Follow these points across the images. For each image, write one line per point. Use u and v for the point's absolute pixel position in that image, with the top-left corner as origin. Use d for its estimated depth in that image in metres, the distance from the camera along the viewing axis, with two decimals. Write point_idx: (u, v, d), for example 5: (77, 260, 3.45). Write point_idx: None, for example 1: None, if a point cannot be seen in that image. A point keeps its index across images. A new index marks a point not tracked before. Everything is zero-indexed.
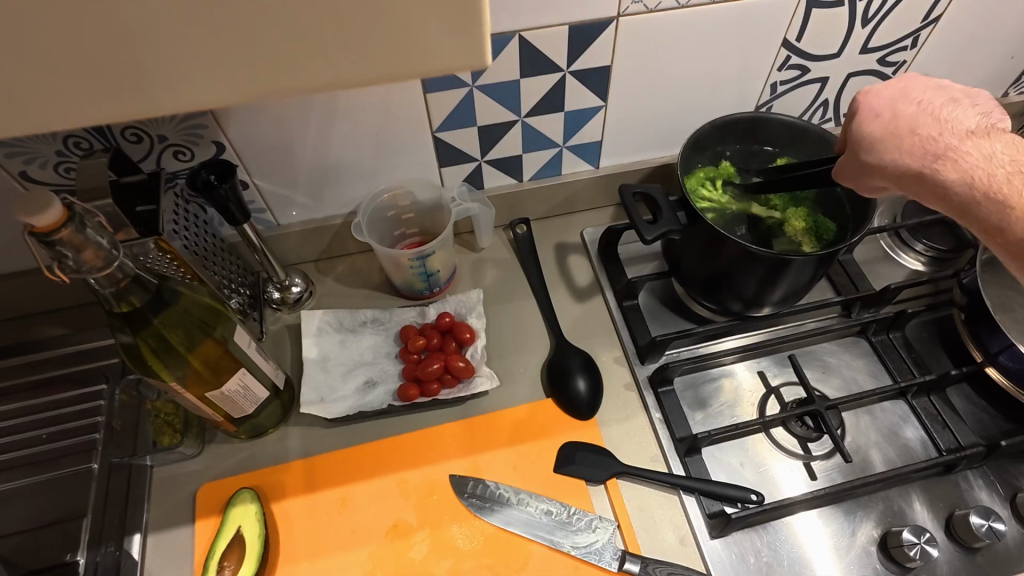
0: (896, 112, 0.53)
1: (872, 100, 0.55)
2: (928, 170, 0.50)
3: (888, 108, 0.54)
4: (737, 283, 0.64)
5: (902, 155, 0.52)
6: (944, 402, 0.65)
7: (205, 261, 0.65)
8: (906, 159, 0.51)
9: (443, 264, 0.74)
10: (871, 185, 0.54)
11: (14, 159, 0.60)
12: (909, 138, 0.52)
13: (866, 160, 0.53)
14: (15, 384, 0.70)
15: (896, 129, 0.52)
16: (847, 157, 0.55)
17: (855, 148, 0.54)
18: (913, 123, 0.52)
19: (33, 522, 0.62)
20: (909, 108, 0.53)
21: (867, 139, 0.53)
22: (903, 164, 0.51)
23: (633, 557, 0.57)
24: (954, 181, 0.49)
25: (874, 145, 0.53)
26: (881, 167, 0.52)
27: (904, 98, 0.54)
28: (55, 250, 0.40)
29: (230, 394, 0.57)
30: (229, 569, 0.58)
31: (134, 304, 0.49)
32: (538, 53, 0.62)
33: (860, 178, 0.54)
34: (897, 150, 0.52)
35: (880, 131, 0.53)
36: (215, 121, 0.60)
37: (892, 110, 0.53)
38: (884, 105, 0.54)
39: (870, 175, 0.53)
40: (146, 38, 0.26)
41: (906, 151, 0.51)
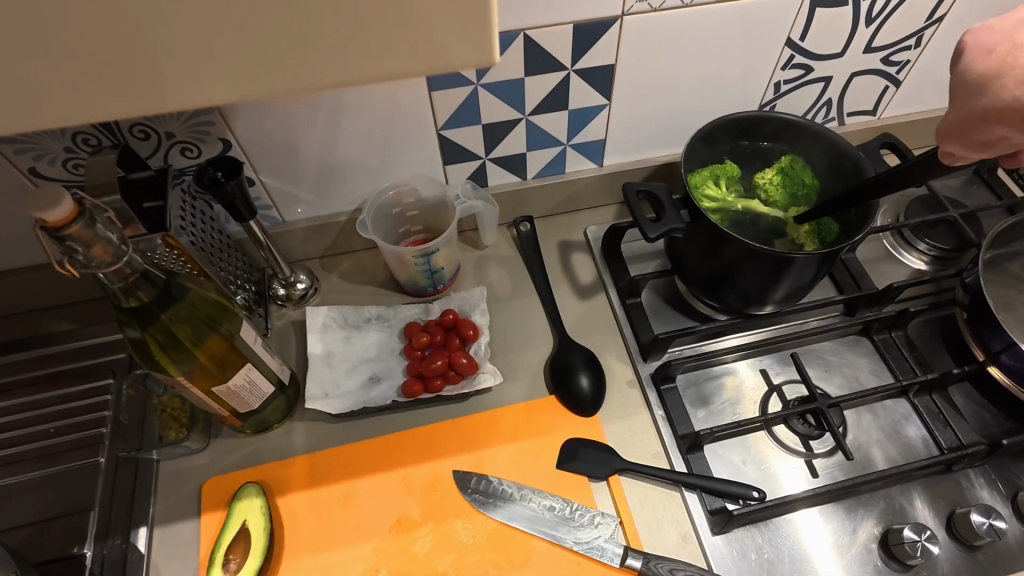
0: (1014, 46, 0.44)
1: (978, 41, 0.46)
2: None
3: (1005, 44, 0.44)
4: (741, 281, 0.64)
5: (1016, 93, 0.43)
6: (946, 401, 0.65)
7: (212, 257, 0.66)
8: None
9: (447, 261, 0.74)
10: (982, 136, 0.46)
11: (24, 156, 0.60)
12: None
13: (971, 109, 0.45)
14: (23, 378, 0.71)
15: (1013, 65, 0.44)
16: (953, 110, 0.47)
17: (960, 100, 0.46)
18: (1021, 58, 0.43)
19: (39, 515, 0.63)
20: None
21: (979, 82, 0.45)
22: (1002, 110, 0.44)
23: (636, 553, 0.57)
24: None
25: (974, 93, 0.45)
26: (991, 113, 0.44)
27: (1022, 30, 0.44)
28: (65, 245, 0.41)
29: (236, 388, 0.58)
30: (234, 562, 0.59)
31: (142, 298, 0.50)
32: (543, 51, 0.63)
33: (961, 131, 0.46)
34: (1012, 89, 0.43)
35: (987, 72, 0.44)
36: (222, 118, 0.61)
37: (1009, 43, 0.44)
38: (998, 41, 0.45)
39: (979, 124, 0.45)
40: (153, 34, 0.27)
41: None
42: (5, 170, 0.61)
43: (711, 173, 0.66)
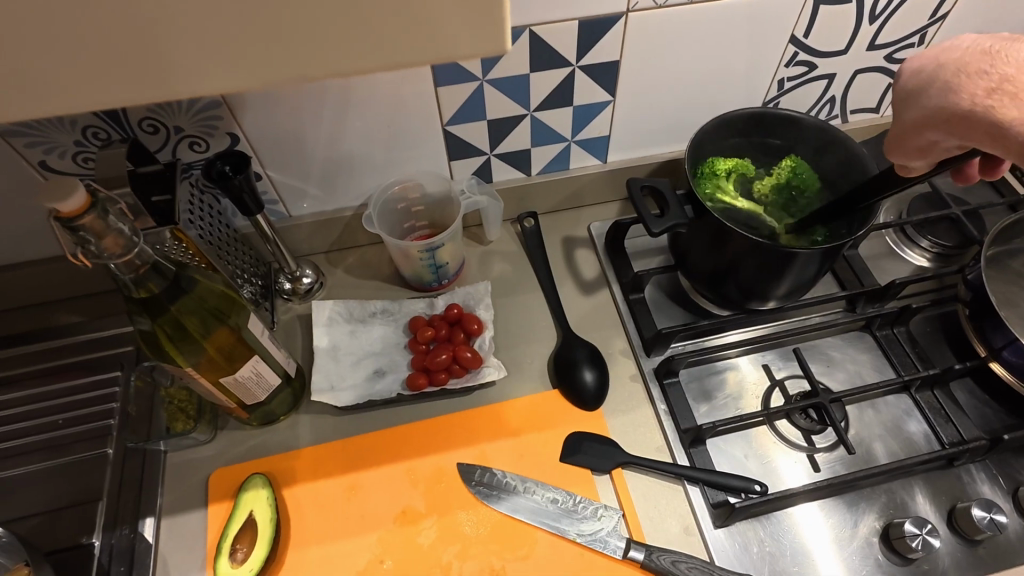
0: (940, 62, 0.48)
1: (916, 62, 0.51)
2: (965, 106, 0.44)
3: (932, 62, 0.49)
4: (744, 277, 0.64)
5: (936, 100, 0.47)
6: (947, 396, 0.66)
7: (219, 251, 0.67)
8: (944, 100, 0.46)
9: (452, 256, 0.75)
10: (917, 142, 0.50)
11: (34, 149, 0.61)
12: (944, 82, 0.47)
13: (907, 120, 0.50)
14: (32, 370, 0.72)
15: (937, 78, 0.48)
16: (897, 123, 0.52)
17: (899, 113, 0.52)
18: (948, 68, 0.47)
19: (48, 505, 0.63)
20: (957, 55, 0.47)
21: (912, 96, 0.50)
22: (927, 116, 0.48)
23: (638, 545, 0.58)
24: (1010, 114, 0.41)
25: (904, 106, 0.51)
26: (920, 120, 0.49)
27: (954, 47, 0.48)
28: (78, 235, 0.41)
29: (243, 380, 0.59)
30: (241, 552, 0.59)
31: (152, 289, 0.50)
32: (549, 47, 0.63)
33: (902, 140, 0.51)
34: (934, 97, 0.47)
35: (919, 86, 0.49)
36: (230, 112, 0.61)
37: (941, 59, 0.48)
38: (931, 58, 0.49)
39: (914, 132, 0.50)
40: (164, 19, 0.27)
41: (943, 94, 0.47)
42: (16, 163, 0.62)
43: (715, 165, 0.66)
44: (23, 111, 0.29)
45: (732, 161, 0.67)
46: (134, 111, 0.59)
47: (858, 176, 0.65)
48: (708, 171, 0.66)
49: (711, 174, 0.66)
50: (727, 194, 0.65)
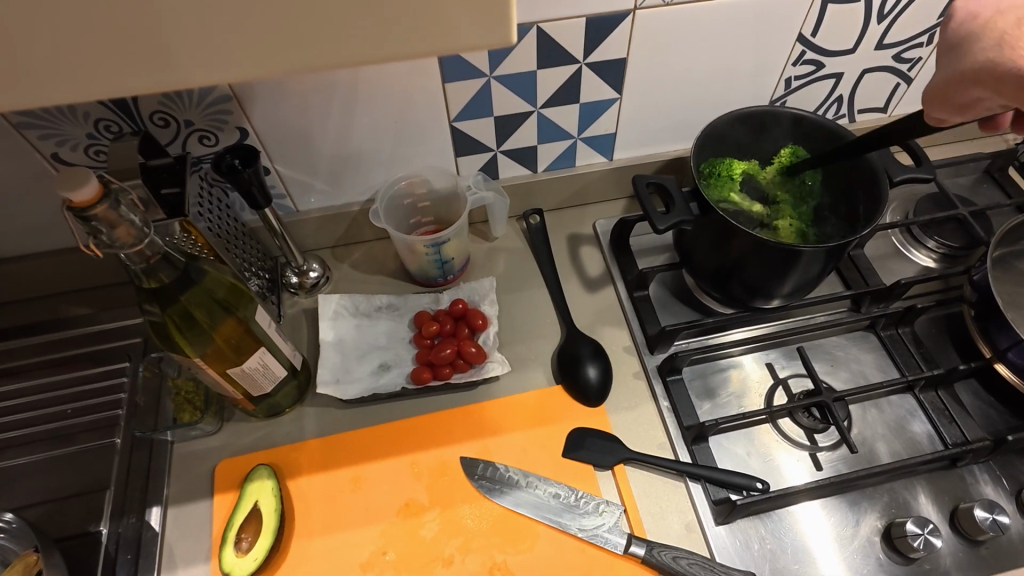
0: (1000, 13, 0.47)
1: (975, 8, 0.48)
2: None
3: (994, 12, 0.47)
4: (748, 275, 0.64)
5: (992, 54, 0.46)
6: (952, 397, 0.65)
7: (227, 244, 0.67)
8: (999, 58, 0.45)
9: (458, 251, 0.75)
10: (962, 99, 0.48)
11: (47, 141, 0.62)
12: (1005, 36, 0.45)
13: (956, 70, 0.48)
14: (41, 360, 0.73)
15: (997, 29, 0.46)
16: (941, 72, 0.50)
17: (949, 60, 0.49)
18: (1006, 22, 0.46)
19: (56, 493, 0.64)
20: (1017, 9, 0.46)
21: (964, 40, 0.48)
22: (981, 67, 0.46)
23: (639, 541, 0.58)
24: None
25: (960, 49, 0.48)
26: (972, 74, 0.47)
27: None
28: (91, 224, 0.42)
29: (250, 371, 0.59)
30: (246, 541, 0.60)
31: (162, 280, 0.51)
32: (556, 44, 0.64)
33: (949, 90, 0.49)
34: (991, 51, 0.46)
35: (975, 34, 0.47)
36: (240, 106, 0.62)
37: (997, 9, 0.47)
38: (996, 6, 0.47)
39: (961, 85, 0.48)
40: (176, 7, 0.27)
41: (999, 51, 0.45)
42: (30, 155, 0.63)
43: (720, 167, 0.66)
44: (37, 99, 0.30)
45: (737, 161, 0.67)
46: (145, 105, 0.60)
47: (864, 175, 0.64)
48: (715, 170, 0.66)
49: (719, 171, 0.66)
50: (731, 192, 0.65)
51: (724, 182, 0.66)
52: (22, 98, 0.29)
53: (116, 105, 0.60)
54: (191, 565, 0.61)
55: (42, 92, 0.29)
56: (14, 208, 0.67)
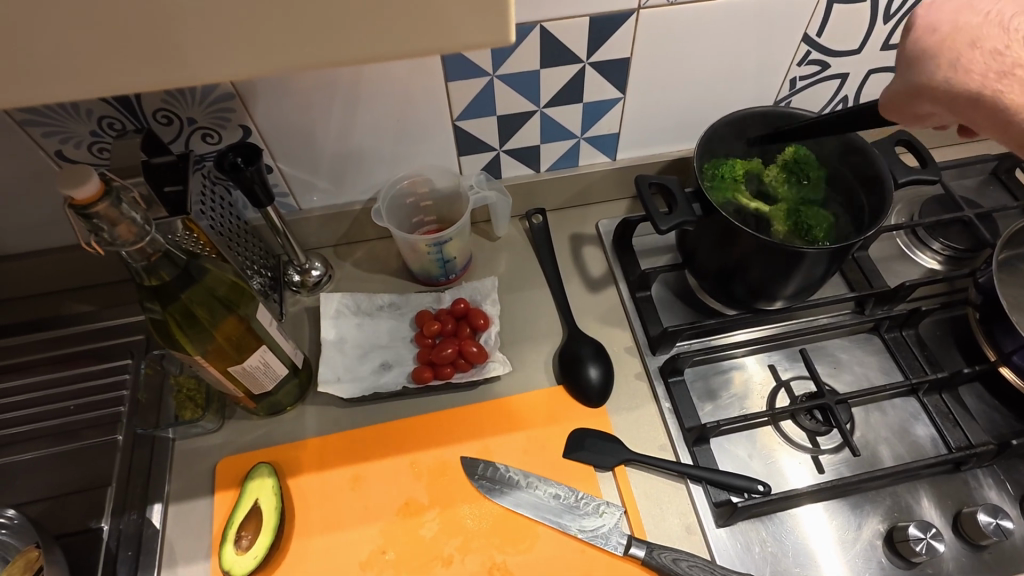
0: (955, 26, 0.47)
1: (932, 18, 0.49)
2: (980, 90, 0.46)
3: (950, 25, 0.48)
4: (751, 276, 0.64)
5: (950, 71, 0.47)
6: (956, 400, 0.65)
7: (230, 242, 0.67)
8: (958, 78, 0.46)
9: (460, 251, 0.75)
10: (918, 113, 0.49)
11: (51, 139, 0.62)
12: (961, 55, 0.46)
13: (915, 82, 0.48)
14: (43, 356, 0.73)
15: (952, 44, 0.47)
16: (895, 81, 0.50)
17: (905, 70, 0.50)
18: (961, 38, 0.47)
19: (58, 490, 0.64)
20: (969, 23, 0.47)
21: (920, 56, 0.48)
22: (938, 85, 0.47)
23: (639, 542, 0.58)
24: (1021, 106, 0.44)
25: (918, 61, 0.49)
26: (931, 90, 0.48)
27: (961, 11, 0.48)
28: (92, 222, 0.42)
29: (251, 369, 0.59)
30: (246, 538, 0.60)
31: (163, 278, 0.51)
32: (559, 43, 0.63)
33: (906, 103, 0.49)
34: (950, 68, 0.47)
35: (932, 47, 0.48)
36: (243, 104, 0.62)
37: (952, 21, 0.48)
38: (950, 18, 0.48)
39: (918, 99, 0.49)
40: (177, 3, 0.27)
41: (957, 69, 0.46)
42: (34, 152, 0.63)
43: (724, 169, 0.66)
44: (44, 96, 0.30)
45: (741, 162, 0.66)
46: (149, 102, 0.60)
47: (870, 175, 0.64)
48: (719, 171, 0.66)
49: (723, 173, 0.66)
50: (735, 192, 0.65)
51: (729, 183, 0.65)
52: (31, 96, 0.30)
53: (119, 103, 0.60)
54: (191, 562, 0.61)
55: (49, 90, 0.29)
56: (18, 204, 0.68)
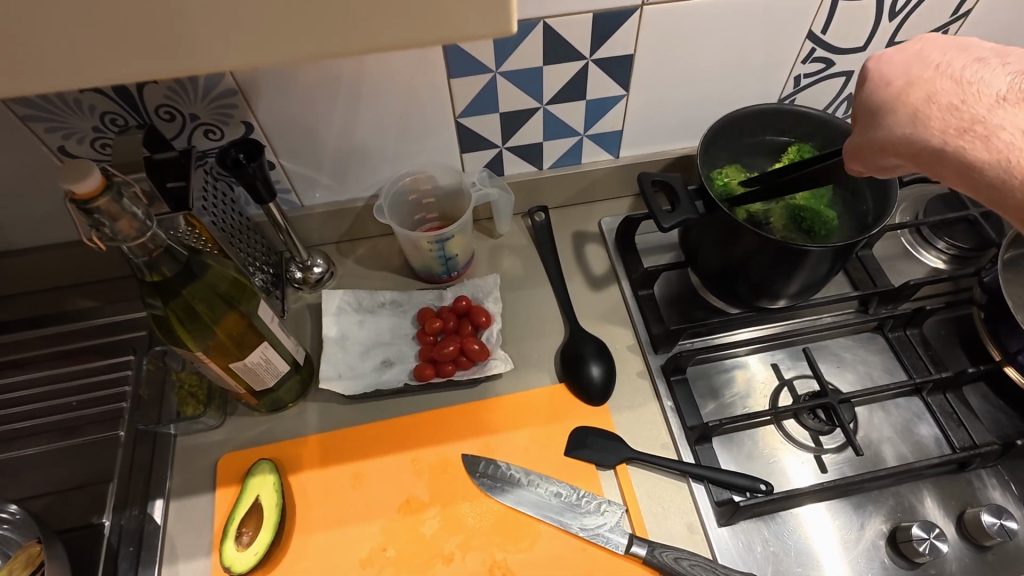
0: (910, 80, 0.47)
1: (887, 71, 0.48)
2: (937, 144, 0.44)
3: (903, 80, 0.47)
4: (755, 274, 0.64)
5: (906, 124, 0.46)
6: (960, 400, 0.65)
7: (232, 238, 0.67)
8: (917, 130, 0.45)
9: (462, 248, 0.75)
10: (881, 164, 0.48)
11: (54, 134, 0.62)
12: (916, 108, 0.45)
13: (875, 135, 0.47)
14: (46, 352, 0.73)
15: (906, 98, 0.46)
16: (855, 135, 0.49)
17: (864, 124, 0.49)
18: (916, 93, 0.46)
19: (60, 485, 0.64)
20: (924, 75, 0.46)
21: (879, 110, 0.48)
22: (898, 138, 0.46)
23: (640, 541, 0.58)
24: (985, 162, 0.41)
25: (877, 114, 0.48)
26: (891, 141, 0.47)
27: (914, 66, 0.47)
28: (93, 217, 0.42)
29: (252, 366, 0.59)
30: (247, 535, 0.60)
31: (165, 274, 0.51)
32: (562, 40, 0.63)
33: (867, 155, 0.48)
34: (907, 120, 0.46)
35: (889, 101, 0.47)
36: (245, 100, 0.62)
37: (906, 77, 0.47)
38: (904, 73, 0.47)
39: (879, 151, 0.47)
40: None
41: (913, 122, 0.45)
42: (36, 148, 0.63)
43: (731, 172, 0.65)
44: (43, 86, 0.29)
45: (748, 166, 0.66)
46: (151, 97, 0.60)
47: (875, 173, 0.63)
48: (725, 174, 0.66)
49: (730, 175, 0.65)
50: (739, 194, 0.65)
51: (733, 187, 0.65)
52: (30, 86, 0.29)
53: (122, 98, 0.60)
54: (192, 559, 0.61)
55: (49, 82, 0.29)
56: (22, 199, 0.68)
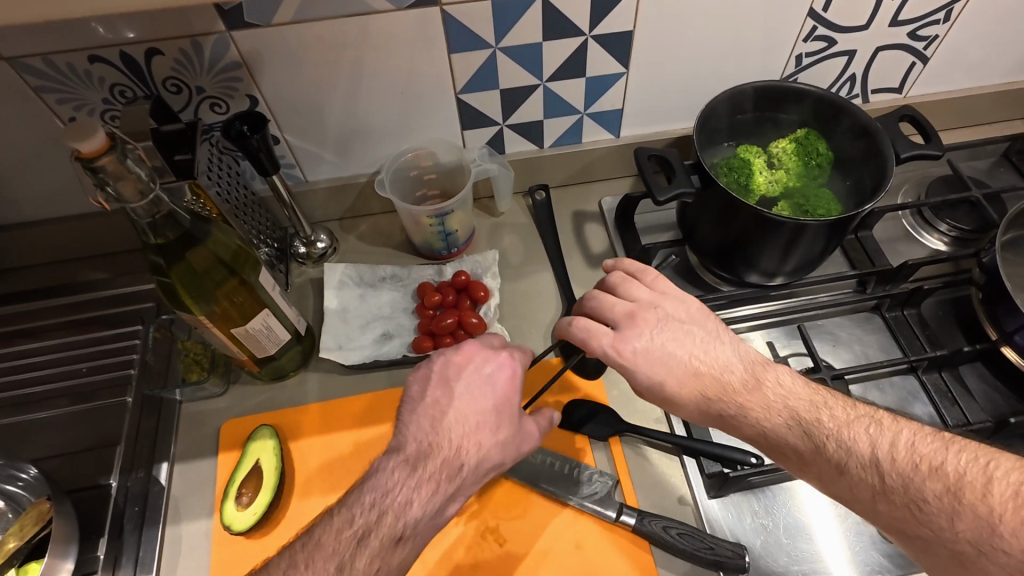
0: (659, 360, 0.53)
1: (628, 344, 0.54)
2: (932, 456, 0.44)
3: (647, 303, 0.57)
4: (750, 251, 0.64)
5: (772, 420, 0.49)
6: (955, 378, 0.65)
7: (236, 211, 0.69)
8: (949, 525, 0.41)
9: (462, 224, 0.76)
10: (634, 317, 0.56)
11: (65, 105, 0.64)
12: (710, 387, 0.52)
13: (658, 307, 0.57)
14: (56, 321, 0.75)
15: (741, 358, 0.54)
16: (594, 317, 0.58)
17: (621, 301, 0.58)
18: (799, 399, 0.50)
19: (70, 448, 0.66)
20: (648, 311, 0.56)
21: (658, 301, 0.57)
22: (942, 571, 0.42)
23: (630, 510, 0.59)
24: (729, 368, 0.53)
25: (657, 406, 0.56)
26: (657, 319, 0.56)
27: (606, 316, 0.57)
28: (99, 176, 0.44)
29: (254, 333, 0.61)
30: (247, 496, 0.62)
31: (168, 237, 0.53)
32: (562, 15, 0.64)
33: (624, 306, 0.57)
34: (660, 372, 0.53)
35: (673, 311, 0.57)
36: (249, 74, 0.64)
37: (685, 349, 0.54)
38: (641, 344, 0.54)
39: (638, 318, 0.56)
40: None
41: (741, 416, 0.51)
42: (49, 119, 0.65)
43: (734, 161, 0.66)
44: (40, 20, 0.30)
45: (751, 154, 0.66)
46: (159, 69, 0.62)
47: (872, 152, 0.63)
48: (729, 164, 0.66)
49: (738, 165, 0.66)
50: (748, 180, 0.65)
51: (732, 172, 0.65)
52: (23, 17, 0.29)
53: (129, 69, 0.61)
54: (194, 521, 0.63)
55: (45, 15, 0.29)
56: (34, 169, 0.70)
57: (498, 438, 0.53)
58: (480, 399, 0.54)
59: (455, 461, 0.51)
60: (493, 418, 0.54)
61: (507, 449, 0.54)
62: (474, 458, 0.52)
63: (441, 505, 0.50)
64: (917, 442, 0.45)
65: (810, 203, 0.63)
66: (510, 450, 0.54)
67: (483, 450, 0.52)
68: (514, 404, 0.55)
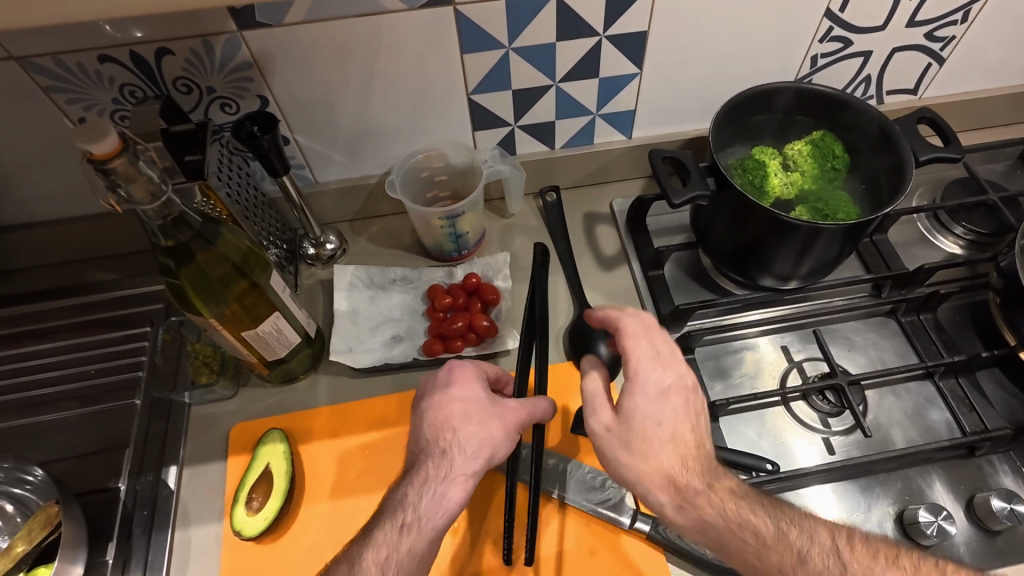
0: (651, 431, 0.50)
1: (635, 403, 0.51)
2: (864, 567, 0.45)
3: (666, 358, 0.53)
4: (765, 255, 0.64)
5: (716, 506, 0.49)
6: (973, 385, 0.64)
7: (247, 213, 0.68)
8: None
9: (472, 226, 0.75)
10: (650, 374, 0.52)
11: (75, 106, 0.63)
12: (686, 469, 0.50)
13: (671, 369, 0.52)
14: (64, 323, 0.74)
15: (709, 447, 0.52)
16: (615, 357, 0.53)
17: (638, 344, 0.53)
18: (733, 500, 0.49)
19: (79, 450, 0.66)
20: (663, 369, 0.52)
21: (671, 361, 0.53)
22: None
23: (644, 517, 0.58)
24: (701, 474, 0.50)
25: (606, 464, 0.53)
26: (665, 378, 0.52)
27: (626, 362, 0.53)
28: (110, 178, 0.43)
29: (264, 336, 0.60)
30: (257, 501, 0.62)
31: (179, 239, 0.52)
32: (576, 15, 0.63)
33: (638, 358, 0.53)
34: (646, 444, 0.50)
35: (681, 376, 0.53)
36: (260, 74, 0.63)
37: (678, 423, 0.51)
38: (642, 409, 0.51)
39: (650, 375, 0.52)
40: None
41: (698, 496, 0.49)
42: (59, 120, 0.64)
43: (749, 162, 0.65)
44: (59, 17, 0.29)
45: (767, 155, 0.65)
46: (169, 69, 0.61)
47: (890, 155, 0.62)
48: (743, 165, 0.65)
49: (754, 166, 0.65)
50: (764, 182, 0.64)
51: (747, 174, 0.64)
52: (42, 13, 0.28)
53: (140, 69, 0.61)
54: (204, 525, 0.62)
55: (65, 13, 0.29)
56: (44, 170, 0.69)
57: (473, 424, 0.55)
58: (442, 403, 0.57)
59: (437, 450, 0.55)
60: (461, 412, 0.56)
61: (488, 426, 0.55)
62: (456, 446, 0.54)
63: (444, 493, 0.53)
64: (862, 550, 0.46)
65: (827, 206, 0.62)
66: (494, 426, 0.55)
67: (461, 434, 0.55)
68: (478, 393, 0.57)
